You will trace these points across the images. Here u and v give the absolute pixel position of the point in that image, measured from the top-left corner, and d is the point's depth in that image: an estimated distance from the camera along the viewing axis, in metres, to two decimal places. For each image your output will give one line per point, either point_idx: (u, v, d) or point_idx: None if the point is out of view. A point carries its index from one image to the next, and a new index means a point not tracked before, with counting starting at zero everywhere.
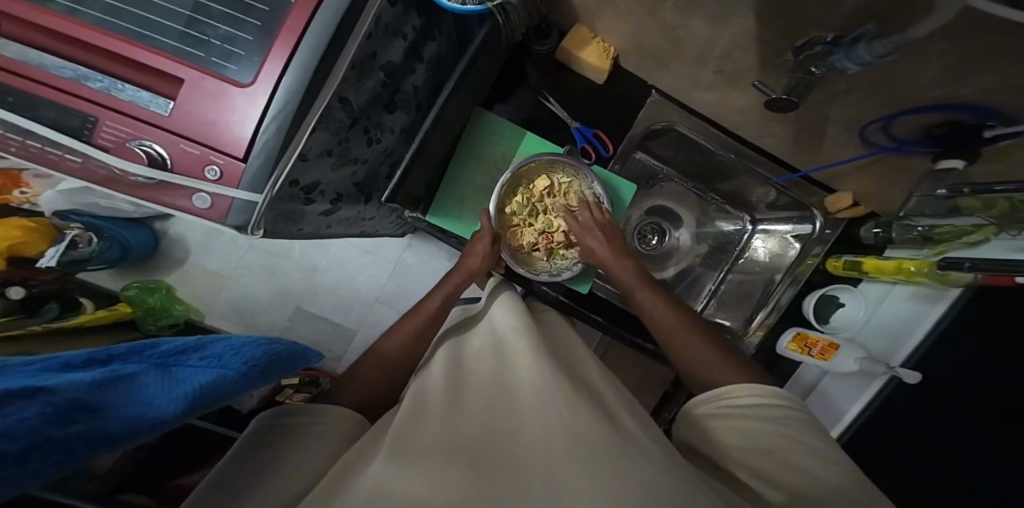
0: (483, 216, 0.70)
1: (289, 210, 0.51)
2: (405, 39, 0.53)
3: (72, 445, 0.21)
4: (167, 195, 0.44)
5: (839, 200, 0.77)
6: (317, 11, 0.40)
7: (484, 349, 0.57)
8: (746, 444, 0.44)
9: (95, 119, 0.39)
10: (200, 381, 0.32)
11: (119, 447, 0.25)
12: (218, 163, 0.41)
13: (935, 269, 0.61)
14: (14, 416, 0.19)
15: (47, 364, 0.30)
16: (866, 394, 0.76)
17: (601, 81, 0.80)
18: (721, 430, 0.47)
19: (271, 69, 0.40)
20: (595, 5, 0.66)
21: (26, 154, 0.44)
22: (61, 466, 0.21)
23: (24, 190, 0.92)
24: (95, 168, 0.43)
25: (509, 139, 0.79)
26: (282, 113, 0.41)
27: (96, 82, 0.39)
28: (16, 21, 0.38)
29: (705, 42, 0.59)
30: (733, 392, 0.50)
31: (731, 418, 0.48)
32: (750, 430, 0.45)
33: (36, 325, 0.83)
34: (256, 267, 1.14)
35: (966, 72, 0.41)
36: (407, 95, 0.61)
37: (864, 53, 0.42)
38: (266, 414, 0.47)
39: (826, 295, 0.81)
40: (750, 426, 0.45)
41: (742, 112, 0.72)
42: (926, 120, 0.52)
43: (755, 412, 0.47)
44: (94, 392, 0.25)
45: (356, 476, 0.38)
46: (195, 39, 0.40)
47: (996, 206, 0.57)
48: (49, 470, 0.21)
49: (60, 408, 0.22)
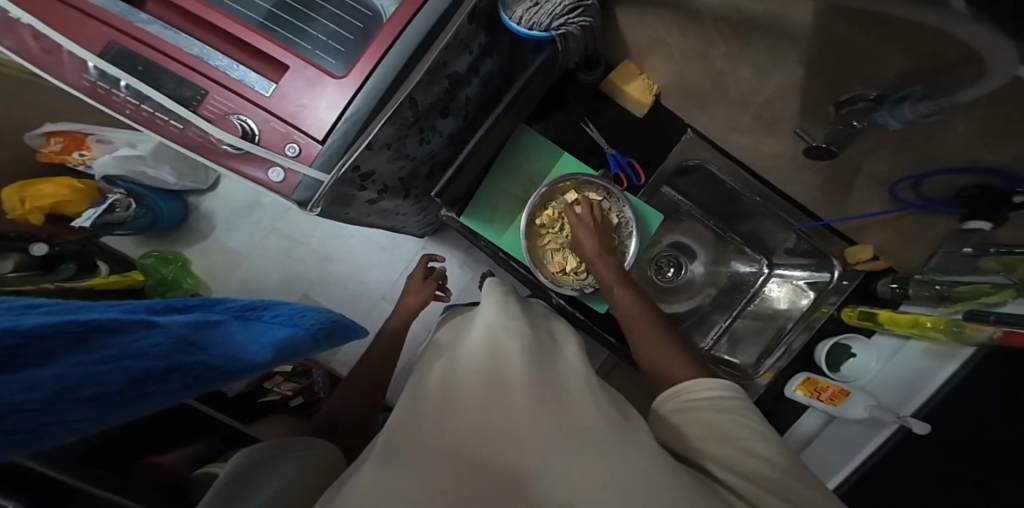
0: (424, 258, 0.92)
1: (344, 193, 0.54)
2: (472, 53, 0.58)
3: (197, 372, 0.25)
4: (246, 167, 0.47)
5: (860, 252, 0.80)
6: (411, 21, 0.44)
7: (478, 348, 0.53)
8: (701, 432, 0.42)
9: (206, 93, 0.44)
10: (277, 337, 0.35)
11: (225, 379, 0.28)
12: (299, 142, 0.45)
13: (951, 325, 0.63)
14: (147, 341, 0.23)
15: (132, 306, 0.33)
16: (850, 463, 0.78)
17: (640, 114, 0.85)
18: (682, 428, 0.44)
19: (364, 65, 0.44)
20: (648, 43, 0.72)
21: (135, 118, 0.47)
22: (191, 389, 0.26)
23: (84, 153, 0.95)
24: (194, 135, 0.47)
25: (547, 157, 0.84)
26: (363, 105, 0.45)
27: (216, 61, 0.44)
28: (166, 6, 0.45)
29: (751, 87, 0.65)
30: (693, 386, 0.47)
31: (689, 412, 0.45)
32: (705, 421, 0.43)
33: (48, 284, 0.85)
34: (273, 250, 1.17)
35: (1003, 139, 0.44)
36: (459, 104, 0.65)
37: (908, 112, 0.46)
38: (247, 450, 0.50)
39: (838, 344, 0.83)
40: (700, 418, 0.44)
41: (774, 157, 0.77)
42: (954, 182, 0.56)
43: (708, 404, 0.45)
44: (195, 331, 0.28)
45: (346, 483, 0.37)
46: (305, 33, 0.45)
47: (1017, 268, 0.59)
48: (159, 396, 0.23)
49: (176, 340, 0.25)
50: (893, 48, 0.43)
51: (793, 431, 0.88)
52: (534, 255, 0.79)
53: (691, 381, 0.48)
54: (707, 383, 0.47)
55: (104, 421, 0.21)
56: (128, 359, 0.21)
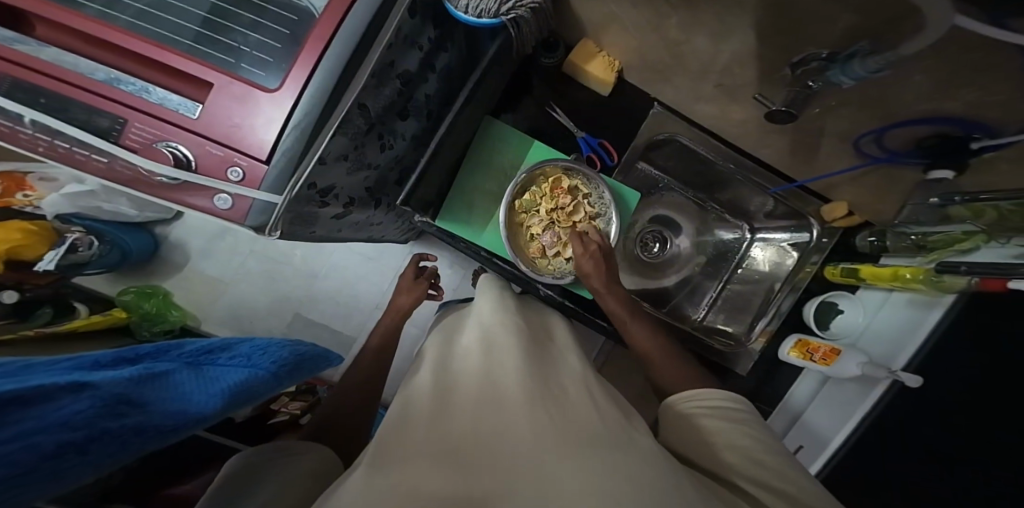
0: (410, 265, 0.90)
1: (304, 212, 0.52)
2: (421, 50, 0.55)
3: (126, 436, 0.23)
4: (188, 195, 0.45)
5: (835, 209, 0.81)
6: (344, 20, 0.42)
7: (472, 346, 0.52)
8: (726, 440, 0.44)
9: (125, 121, 0.41)
10: (232, 381, 0.35)
11: (169, 438, 0.27)
12: (240, 165, 0.42)
13: (931, 275, 0.63)
14: (68, 408, 0.21)
15: (77, 361, 0.31)
16: (853, 419, 0.77)
17: (605, 92, 0.83)
18: (700, 428, 0.47)
19: (298, 74, 0.41)
20: (602, 20, 0.70)
21: (51, 153, 0.44)
22: (120, 456, 0.24)
23: (27, 193, 0.92)
24: (121, 168, 0.44)
25: (516, 146, 0.80)
26: (305, 118, 0.42)
27: (129, 85, 0.41)
28: (62, 30, 0.41)
29: (708, 56, 0.64)
30: (705, 395, 0.50)
31: (704, 415, 0.48)
32: (727, 429, 0.45)
33: (28, 331, 0.83)
34: (254, 272, 1.14)
35: (972, 78, 0.43)
36: (418, 104, 0.63)
37: (859, 68, 0.47)
38: (241, 455, 0.50)
39: (825, 302, 0.85)
40: (720, 424, 0.46)
41: (742, 124, 0.76)
42: (916, 133, 0.57)
43: (727, 412, 0.47)
44: (134, 387, 0.26)
45: (338, 487, 0.36)
46: (227, 46, 0.43)
47: (984, 214, 0.60)
48: (86, 470, 0.22)
49: (108, 401, 0.23)
50: (840, 10, 0.43)
51: (785, 405, 0.90)
52: (512, 234, 0.76)
53: (708, 389, 0.51)
54: (721, 395, 0.49)
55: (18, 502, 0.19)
56: (42, 433, 0.19)
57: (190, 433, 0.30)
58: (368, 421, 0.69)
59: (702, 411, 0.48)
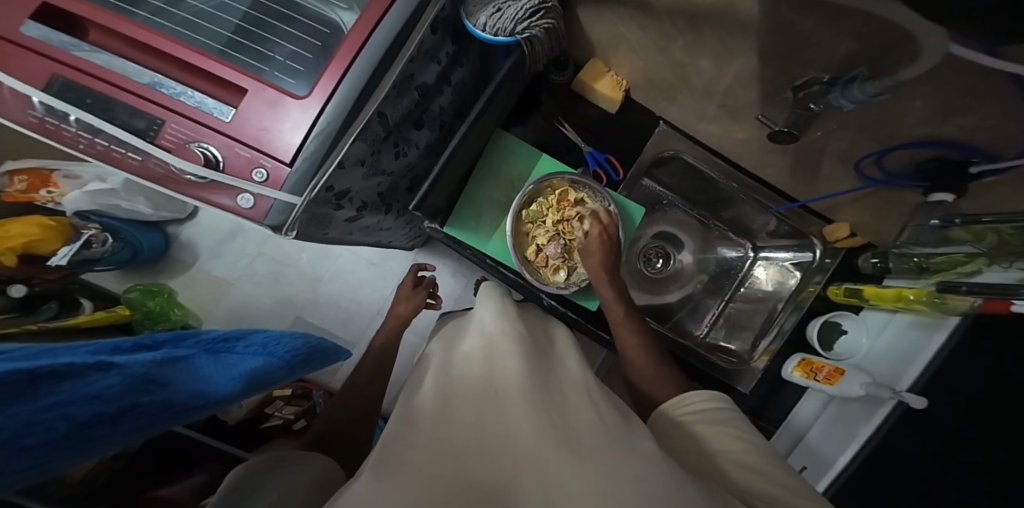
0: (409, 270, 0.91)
1: (320, 213, 0.53)
2: (439, 64, 0.57)
3: (153, 411, 0.25)
4: (213, 194, 0.47)
5: (838, 230, 0.83)
6: (372, 33, 0.44)
7: (474, 353, 0.53)
8: (719, 445, 0.44)
9: (162, 122, 0.43)
10: (250, 366, 0.36)
11: (187, 418, 0.28)
12: (266, 166, 0.44)
13: (933, 296, 0.65)
14: (101, 383, 0.22)
15: (99, 346, 0.32)
16: (857, 441, 0.77)
17: (613, 110, 0.86)
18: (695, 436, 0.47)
19: (325, 83, 0.44)
20: (610, 42, 0.73)
21: (89, 151, 0.46)
22: (145, 429, 0.25)
23: (51, 190, 0.94)
24: (154, 166, 0.46)
25: (526, 159, 0.82)
26: (329, 124, 0.44)
27: (169, 88, 0.43)
28: (112, 36, 0.44)
29: (712, 78, 0.66)
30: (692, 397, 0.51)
31: (698, 422, 0.48)
32: (719, 435, 0.45)
33: (32, 325, 0.83)
34: (262, 274, 1.16)
35: (966, 102, 0.45)
36: (434, 115, 0.66)
37: (860, 93, 0.50)
38: (246, 466, 0.51)
39: (828, 322, 0.85)
40: (708, 430, 0.47)
41: (744, 144, 0.79)
42: (913, 156, 0.59)
43: (716, 416, 0.48)
44: (159, 368, 0.28)
45: (344, 490, 0.36)
46: (261, 55, 0.45)
47: (985, 237, 0.61)
48: (111, 442, 0.23)
49: (136, 380, 0.25)
50: (840, 36, 0.45)
51: (787, 426, 0.91)
52: (518, 245, 0.77)
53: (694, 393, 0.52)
54: (707, 395, 0.51)
55: (48, 468, 0.20)
56: (75, 404, 0.20)
57: (208, 415, 0.31)
58: (369, 424, 0.69)
59: (693, 418, 0.49)
